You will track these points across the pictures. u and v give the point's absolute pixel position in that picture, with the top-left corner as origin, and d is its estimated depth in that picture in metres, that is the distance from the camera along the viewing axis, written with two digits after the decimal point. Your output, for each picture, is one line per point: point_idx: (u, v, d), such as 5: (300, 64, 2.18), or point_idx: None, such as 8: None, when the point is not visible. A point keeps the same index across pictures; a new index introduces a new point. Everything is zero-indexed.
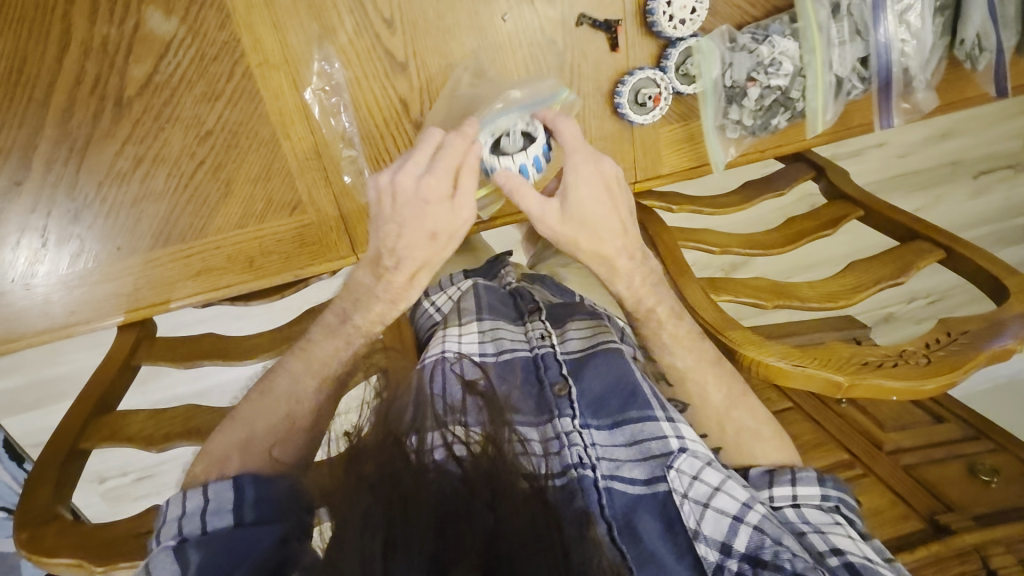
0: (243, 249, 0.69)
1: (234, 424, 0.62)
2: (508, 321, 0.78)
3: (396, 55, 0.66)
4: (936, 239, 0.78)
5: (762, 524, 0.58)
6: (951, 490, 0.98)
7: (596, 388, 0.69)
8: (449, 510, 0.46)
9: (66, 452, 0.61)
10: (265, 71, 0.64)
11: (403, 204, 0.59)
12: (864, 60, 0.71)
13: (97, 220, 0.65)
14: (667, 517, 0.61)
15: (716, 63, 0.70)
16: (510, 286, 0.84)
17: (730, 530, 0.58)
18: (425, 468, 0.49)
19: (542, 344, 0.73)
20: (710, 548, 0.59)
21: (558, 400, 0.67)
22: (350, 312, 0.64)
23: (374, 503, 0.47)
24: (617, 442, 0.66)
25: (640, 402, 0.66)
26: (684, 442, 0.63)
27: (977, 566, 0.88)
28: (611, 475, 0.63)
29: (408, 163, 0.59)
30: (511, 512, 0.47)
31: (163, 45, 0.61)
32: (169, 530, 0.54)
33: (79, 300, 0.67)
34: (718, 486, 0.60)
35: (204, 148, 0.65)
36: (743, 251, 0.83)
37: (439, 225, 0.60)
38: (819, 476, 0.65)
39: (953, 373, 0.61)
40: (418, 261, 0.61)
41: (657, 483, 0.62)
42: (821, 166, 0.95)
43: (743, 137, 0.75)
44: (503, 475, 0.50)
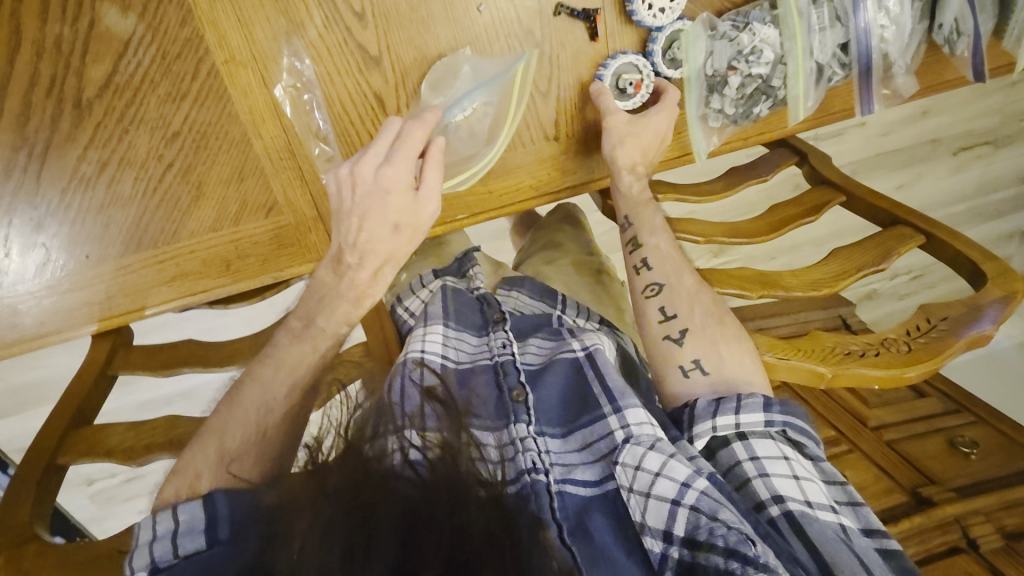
0: (219, 252, 0.67)
1: (205, 438, 0.58)
2: (470, 331, 0.76)
3: (368, 49, 0.64)
4: (916, 223, 0.78)
5: (699, 502, 0.54)
6: (935, 465, 1.00)
7: (553, 398, 0.68)
8: (414, 518, 0.45)
9: (42, 469, 0.59)
10: (232, 69, 0.61)
11: (364, 195, 0.59)
12: (844, 46, 0.70)
13: (62, 227, 0.63)
14: (616, 513, 0.58)
15: (700, 49, 0.69)
16: (478, 290, 0.82)
17: (670, 516, 0.54)
18: (379, 476, 0.48)
19: (502, 352, 0.72)
20: (655, 538, 0.55)
21: (516, 406, 0.65)
22: (314, 314, 0.63)
23: (332, 513, 0.45)
24: (574, 448, 0.64)
25: (591, 405, 0.65)
26: (629, 429, 0.61)
27: (957, 536, 0.91)
28: (563, 480, 0.60)
29: (368, 152, 0.59)
30: (471, 519, 0.46)
31: (122, 43, 0.58)
32: (143, 557, 0.52)
33: (49, 311, 0.65)
34: (658, 472, 0.56)
35: (171, 150, 0.62)
36: (729, 239, 0.83)
37: (400, 217, 0.60)
38: (766, 401, 0.61)
39: (933, 359, 0.62)
40: (382, 255, 0.61)
41: (608, 481, 0.60)
42: (803, 151, 0.95)
43: (725, 125, 0.75)
44: (457, 482, 0.48)
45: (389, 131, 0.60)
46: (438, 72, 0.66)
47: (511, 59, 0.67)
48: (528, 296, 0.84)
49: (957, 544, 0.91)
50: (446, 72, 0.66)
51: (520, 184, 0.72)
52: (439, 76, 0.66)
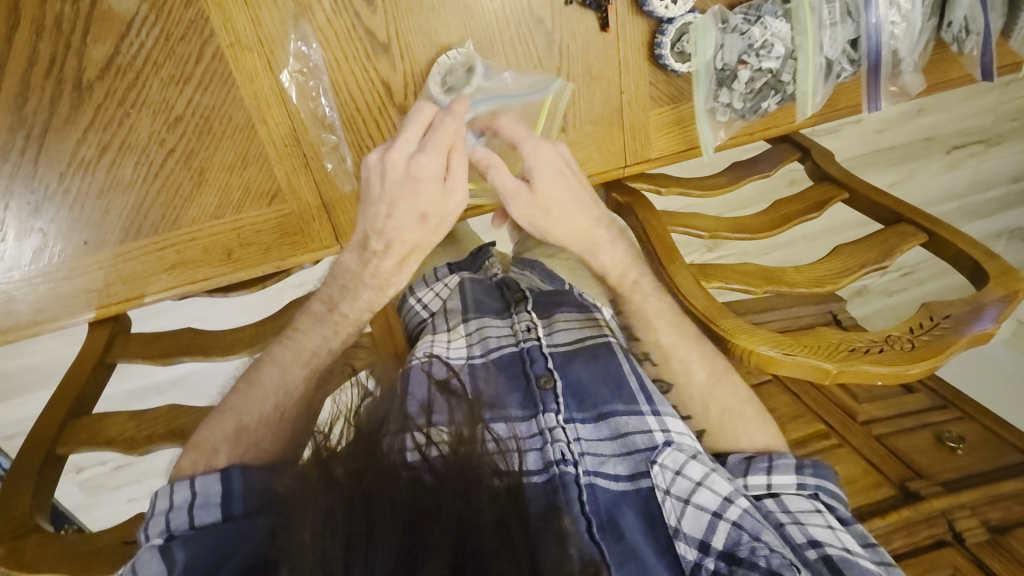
0: (219, 240, 0.66)
1: (221, 415, 0.59)
2: (493, 316, 0.78)
3: (377, 35, 0.62)
4: (919, 221, 0.79)
5: (743, 519, 0.58)
6: (920, 458, 1.02)
7: (584, 380, 0.71)
8: (419, 510, 0.46)
9: (41, 459, 0.58)
10: (238, 53, 0.60)
11: (393, 185, 0.56)
12: (855, 42, 0.70)
13: (61, 212, 0.61)
14: (648, 513, 0.61)
15: (710, 42, 0.68)
16: (497, 276, 0.84)
17: (709, 528, 0.58)
18: (393, 470, 0.48)
19: (527, 338, 0.73)
20: (690, 546, 0.58)
21: (543, 393, 0.67)
22: (337, 300, 0.63)
23: (336, 501, 0.46)
24: (604, 436, 0.67)
25: (626, 396, 0.68)
26: (669, 434, 0.65)
27: (943, 529, 0.93)
28: (593, 471, 0.64)
29: (398, 140, 0.55)
30: (480, 513, 0.46)
31: (125, 23, 0.56)
32: (157, 525, 0.53)
33: (45, 297, 0.64)
34: (699, 482, 0.60)
35: (174, 135, 0.61)
36: (733, 235, 0.83)
37: (429, 206, 0.58)
38: (798, 464, 0.66)
39: (933, 357, 0.62)
40: (409, 244, 0.60)
41: (642, 478, 0.63)
42: (806, 147, 0.95)
43: (733, 120, 0.74)
44: (471, 474, 0.49)
45: (417, 123, 0.55)
46: (450, 68, 0.65)
47: (544, 83, 0.68)
48: (539, 279, 0.85)
49: (944, 538, 0.92)
50: (458, 71, 0.65)
51: None
52: (449, 74, 0.65)
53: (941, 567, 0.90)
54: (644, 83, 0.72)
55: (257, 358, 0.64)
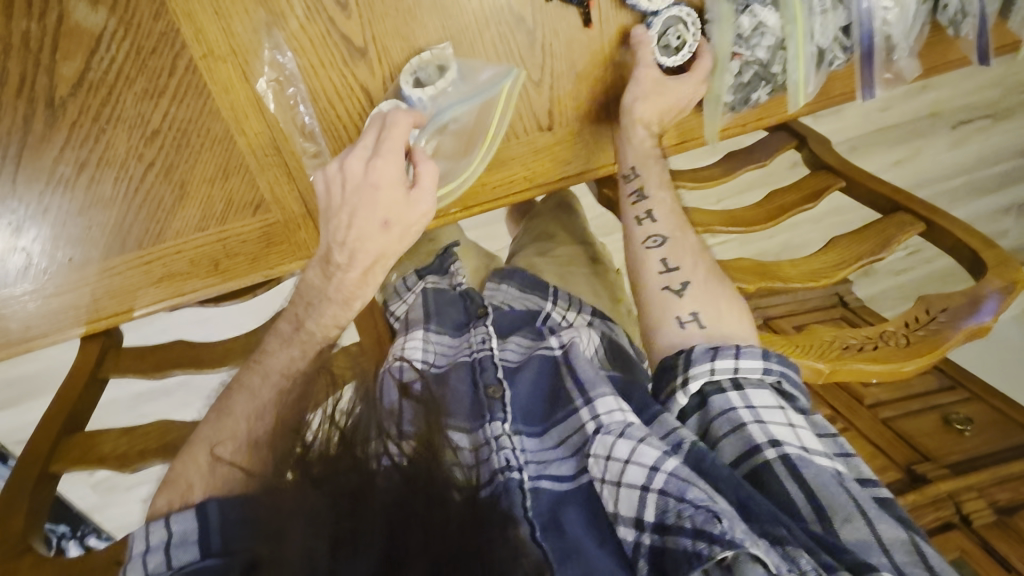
0: (205, 252, 0.66)
1: (195, 450, 0.58)
2: (452, 333, 0.76)
3: (353, 40, 0.61)
4: (918, 210, 0.77)
5: (667, 486, 0.51)
6: (930, 441, 1.01)
7: (522, 395, 0.68)
8: (403, 513, 0.44)
9: (36, 477, 0.58)
10: (211, 64, 0.59)
11: (353, 192, 0.59)
12: (846, 28, 0.68)
13: (44, 230, 0.61)
14: (592, 508, 0.56)
15: (700, 36, 0.67)
16: (461, 286, 0.81)
17: (640, 503, 0.52)
18: (368, 474, 0.46)
19: (481, 348, 0.71)
20: (628, 527, 0.52)
21: (491, 403, 0.64)
22: (303, 318, 0.63)
23: (319, 501, 0.45)
24: (547, 445, 0.63)
25: (564, 401, 0.65)
26: (600, 419, 0.60)
27: (950, 512, 0.91)
28: (537, 475, 0.60)
29: (355, 148, 0.59)
30: (443, 521, 0.44)
31: (94, 38, 0.56)
32: (135, 568, 0.51)
33: (34, 315, 0.64)
34: (627, 459, 0.54)
35: (152, 149, 0.60)
36: (728, 229, 0.82)
37: (390, 214, 0.59)
38: (766, 350, 0.60)
39: (930, 352, 0.61)
40: (372, 254, 0.60)
41: (583, 475, 0.59)
42: (803, 135, 0.93)
43: (723, 112, 0.73)
44: (437, 483, 0.46)
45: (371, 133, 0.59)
46: (426, 69, 0.64)
47: (495, 79, 0.64)
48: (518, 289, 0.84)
49: (951, 520, 0.91)
50: (433, 73, 0.64)
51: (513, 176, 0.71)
52: (425, 71, 0.64)
53: (949, 550, 0.89)
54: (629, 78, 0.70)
55: (227, 388, 0.63)
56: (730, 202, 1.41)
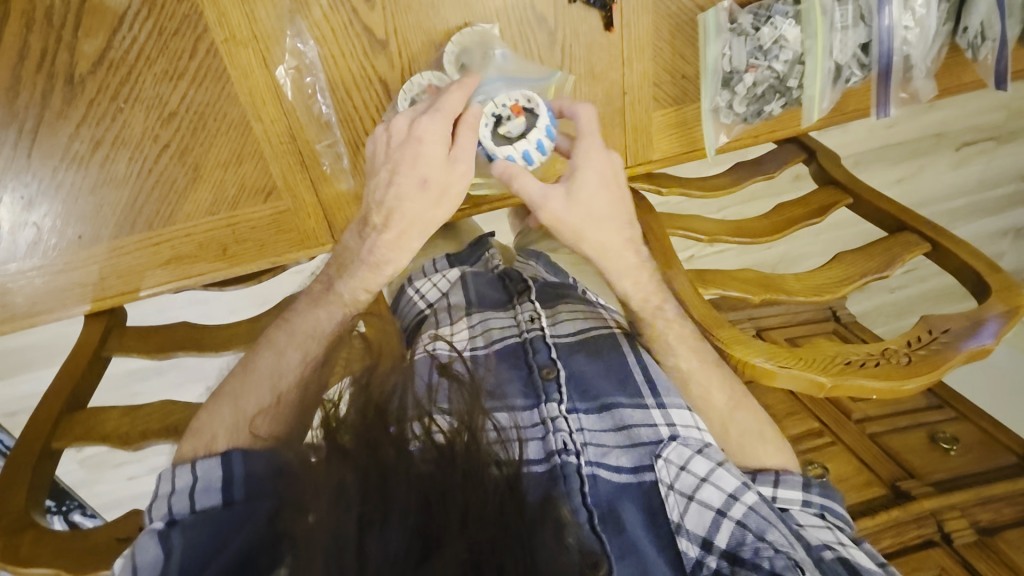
0: (215, 236, 0.66)
1: (218, 401, 0.60)
2: (496, 309, 0.77)
3: (376, 32, 0.61)
4: (923, 230, 0.78)
5: (746, 518, 0.57)
6: (914, 458, 1.02)
7: (588, 374, 0.70)
8: (440, 493, 0.45)
9: (38, 453, 0.58)
10: (232, 48, 0.58)
11: (401, 150, 0.57)
12: (865, 46, 0.68)
13: (54, 206, 0.61)
14: (651, 507, 0.61)
15: (717, 46, 0.67)
16: (499, 268, 0.83)
17: (712, 525, 0.58)
18: (401, 458, 0.47)
19: (530, 328, 0.72)
20: (691, 543, 0.59)
21: (546, 384, 0.66)
22: (334, 281, 0.65)
23: (350, 475, 0.46)
24: (607, 427, 0.66)
25: (631, 390, 0.68)
26: (675, 428, 0.64)
27: (932, 530, 0.93)
28: (596, 462, 0.62)
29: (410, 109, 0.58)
30: (480, 506, 0.45)
31: (117, 17, 0.55)
32: (160, 508, 0.54)
33: (40, 291, 0.64)
34: (705, 477, 0.60)
35: (168, 131, 0.60)
36: (733, 239, 0.82)
37: (429, 172, 0.58)
38: (805, 482, 0.65)
39: (931, 372, 0.61)
40: (409, 219, 0.60)
41: (644, 471, 0.62)
42: (812, 149, 0.93)
43: (735, 123, 0.73)
44: (474, 462, 0.48)
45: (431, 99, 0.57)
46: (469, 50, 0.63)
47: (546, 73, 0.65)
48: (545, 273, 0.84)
49: (933, 538, 0.93)
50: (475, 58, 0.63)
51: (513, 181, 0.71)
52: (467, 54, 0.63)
53: (928, 568, 0.91)
54: (648, 84, 0.71)
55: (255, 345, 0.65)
56: (733, 210, 1.42)
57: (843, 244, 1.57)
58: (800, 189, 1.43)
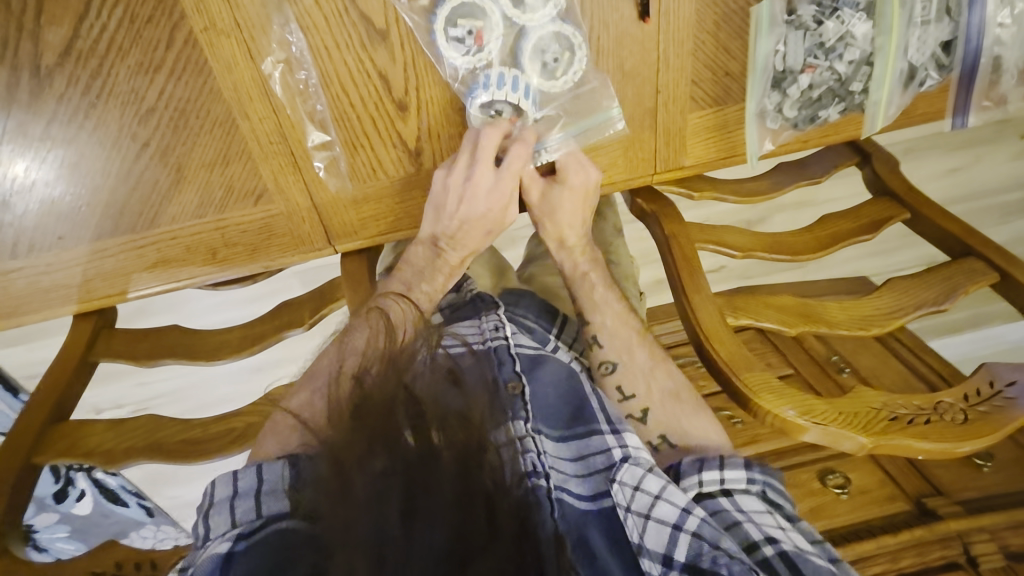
0: (203, 240, 0.62)
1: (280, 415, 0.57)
2: (463, 321, 0.73)
3: (375, 22, 0.53)
4: (992, 256, 0.68)
5: (701, 530, 0.53)
6: (943, 472, 0.89)
7: (549, 396, 0.68)
8: (465, 493, 0.44)
9: (18, 468, 0.55)
10: (213, 38, 0.51)
11: (469, 205, 0.61)
12: (947, 44, 0.59)
13: (32, 206, 0.57)
14: (614, 533, 0.58)
15: (771, 40, 0.57)
16: (471, 290, 0.76)
17: (671, 540, 0.54)
18: (428, 453, 0.45)
19: (496, 337, 0.68)
20: (653, 562, 0.55)
21: (512, 400, 0.62)
22: (414, 283, 0.67)
23: (386, 466, 0.44)
24: (569, 456, 0.64)
25: (586, 417, 0.66)
26: (627, 449, 0.62)
27: (957, 551, 0.82)
28: (559, 486, 0.61)
29: (480, 167, 0.59)
30: (495, 513, 0.43)
31: (81, 1, 0.48)
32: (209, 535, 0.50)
33: (25, 292, 0.61)
34: (659, 494, 0.56)
35: (147, 129, 0.55)
36: (768, 255, 0.74)
37: (494, 226, 0.65)
38: (746, 461, 0.62)
39: (991, 435, 0.53)
40: (471, 252, 0.66)
41: (603, 498, 0.60)
42: (867, 151, 0.84)
43: (783, 128, 0.64)
44: (486, 475, 0.45)
45: (489, 139, 0.58)
46: None
47: (600, 108, 0.60)
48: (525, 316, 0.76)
49: (956, 560, 0.82)
50: (561, 58, 0.56)
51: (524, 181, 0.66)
52: (552, 53, 0.56)
53: None
54: (685, 82, 0.62)
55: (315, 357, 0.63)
56: (767, 218, 1.33)
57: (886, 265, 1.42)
58: (843, 202, 1.33)
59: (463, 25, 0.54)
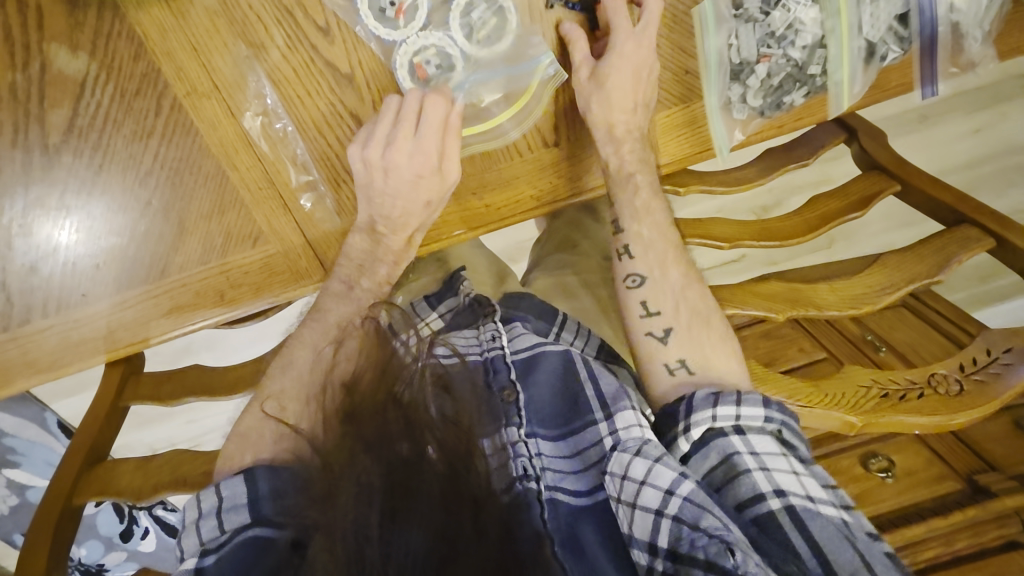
0: (211, 284, 0.64)
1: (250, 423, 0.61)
2: (461, 328, 0.72)
3: (339, 66, 0.58)
4: (987, 222, 0.67)
5: (683, 511, 0.50)
6: (995, 447, 0.84)
7: (544, 396, 0.65)
8: (451, 492, 0.45)
9: (58, 515, 0.60)
10: (196, 101, 0.57)
11: (394, 179, 0.59)
12: (902, 17, 0.59)
13: (56, 270, 0.63)
14: (605, 526, 0.56)
15: (721, 35, 0.59)
16: (471, 293, 0.76)
17: (654, 527, 0.51)
18: (416, 460, 0.47)
19: (492, 346, 0.67)
20: (642, 550, 0.52)
21: (506, 406, 0.61)
22: (357, 277, 0.64)
23: (373, 466, 0.46)
24: (565, 453, 0.61)
25: (581, 410, 0.62)
26: (617, 435, 0.59)
27: (1015, 529, 0.78)
28: (554, 485, 0.59)
29: (396, 139, 0.58)
30: (479, 523, 0.44)
31: (77, 84, 0.55)
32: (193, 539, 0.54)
33: (57, 347, 0.65)
34: (643, 479, 0.53)
35: (148, 190, 0.60)
36: (757, 243, 0.74)
37: (432, 196, 0.61)
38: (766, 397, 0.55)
39: (987, 404, 0.53)
40: (413, 227, 0.63)
41: (597, 491, 0.58)
42: (854, 128, 0.83)
43: (751, 117, 0.64)
44: (477, 486, 0.46)
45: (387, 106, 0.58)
46: None
47: (533, 55, 0.60)
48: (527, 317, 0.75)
49: (1016, 539, 0.79)
50: (488, 15, 0.58)
51: (507, 180, 0.64)
52: (478, 17, 0.58)
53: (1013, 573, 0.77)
54: None
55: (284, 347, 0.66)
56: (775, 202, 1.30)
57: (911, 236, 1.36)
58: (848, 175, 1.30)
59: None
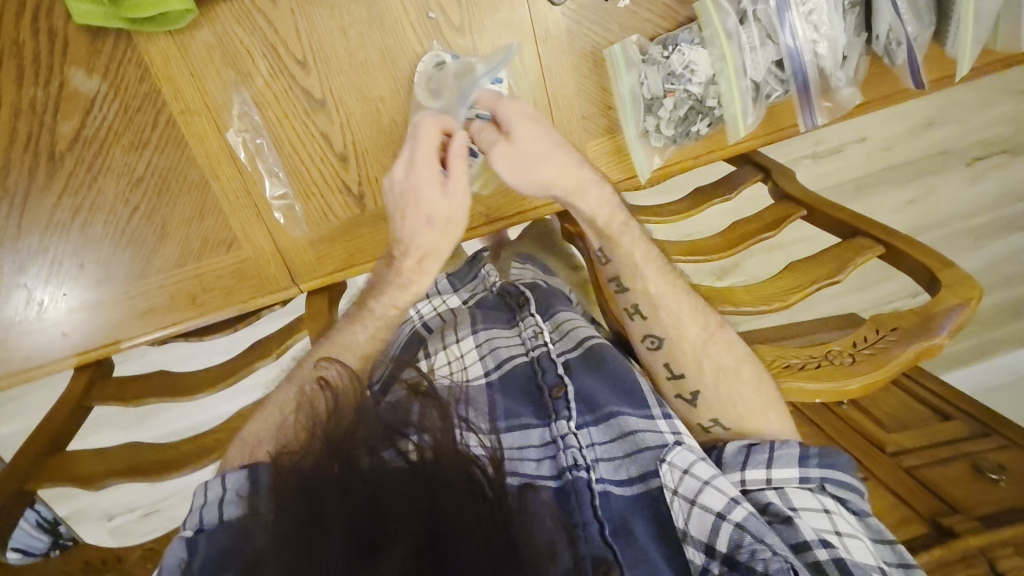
0: (184, 287, 0.72)
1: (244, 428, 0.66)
2: (502, 326, 0.79)
3: (312, 92, 0.68)
4: (877, 233, 0.76)
5: (745, 522, 0.57)
6: (956, 489, 0.79)
7: (596, 387, 0.71)
8: (423, 503, 0.49)
9: (12, 492, 0.63)
10: (187, 118, 0.67)
11: (407, 204, 0.64)
12: (779, 62, 0.71)
13: (42, 267, 0.69)
14: (660, 516, 0.62)
15: (631, 76, 0.71)
16: (496, 286, 0.84)
17: (712, 530, 0.58)
18: (380, 471, 0.51)
19: (536, 346, 0.75)
20: (698, 550, 0.59)
21: (555, 403, 0.69)
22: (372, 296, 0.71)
23: (299, 507, 0.49)
24: (610, 439, 0.68)
25: (637, 400, 0.69)
26: (678, 435, 0.66)
27: None
28: (606, 477, 0.66)
29: (405, 161, 0.63)
30: (461, 521, 0.48)
31: (87, 100, 0.65)
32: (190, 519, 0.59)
33: (31, 347, 0.72)
34: (706, 482, 0.60)
35: (137, 195, 0.68)
36: (687, 258, 0.83)
37: (434, 211, 0.65)
38: (801, 455, 0.64)
39: (876, 370, 0.60)
40: (424, 250, 0.67)
41: (650, 478, 0.64)
42: (767, 166, 0.95)
43: (666, 145, 0.76)
44: (450, 470, 0.51)
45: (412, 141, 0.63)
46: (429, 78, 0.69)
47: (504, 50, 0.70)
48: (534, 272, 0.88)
49: None
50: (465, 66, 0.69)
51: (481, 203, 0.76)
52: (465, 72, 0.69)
53: None
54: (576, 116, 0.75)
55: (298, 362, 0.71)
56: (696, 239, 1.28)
57: (869, 299, 1.43)
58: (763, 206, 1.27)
59: (416, 64, 0.69)
